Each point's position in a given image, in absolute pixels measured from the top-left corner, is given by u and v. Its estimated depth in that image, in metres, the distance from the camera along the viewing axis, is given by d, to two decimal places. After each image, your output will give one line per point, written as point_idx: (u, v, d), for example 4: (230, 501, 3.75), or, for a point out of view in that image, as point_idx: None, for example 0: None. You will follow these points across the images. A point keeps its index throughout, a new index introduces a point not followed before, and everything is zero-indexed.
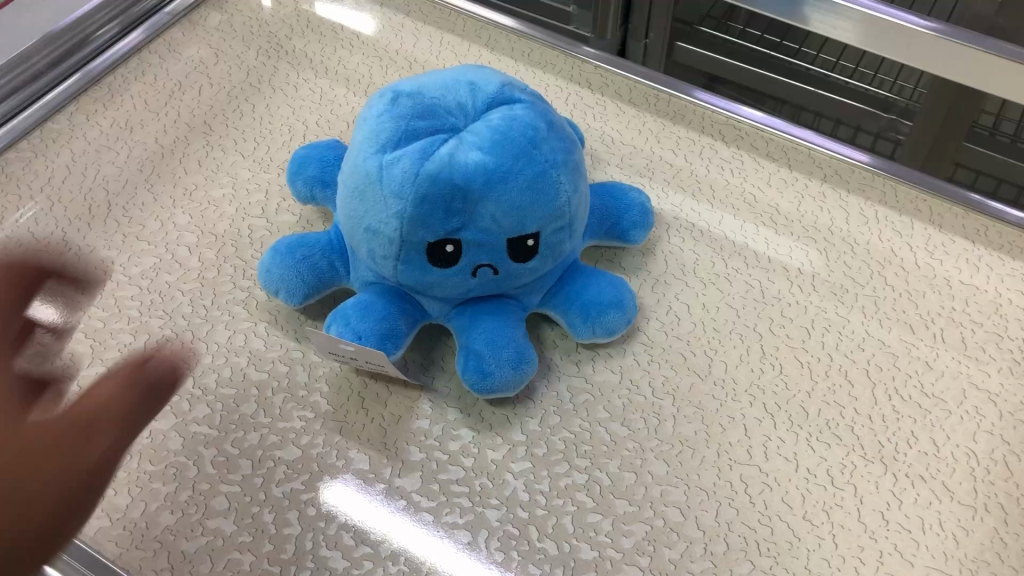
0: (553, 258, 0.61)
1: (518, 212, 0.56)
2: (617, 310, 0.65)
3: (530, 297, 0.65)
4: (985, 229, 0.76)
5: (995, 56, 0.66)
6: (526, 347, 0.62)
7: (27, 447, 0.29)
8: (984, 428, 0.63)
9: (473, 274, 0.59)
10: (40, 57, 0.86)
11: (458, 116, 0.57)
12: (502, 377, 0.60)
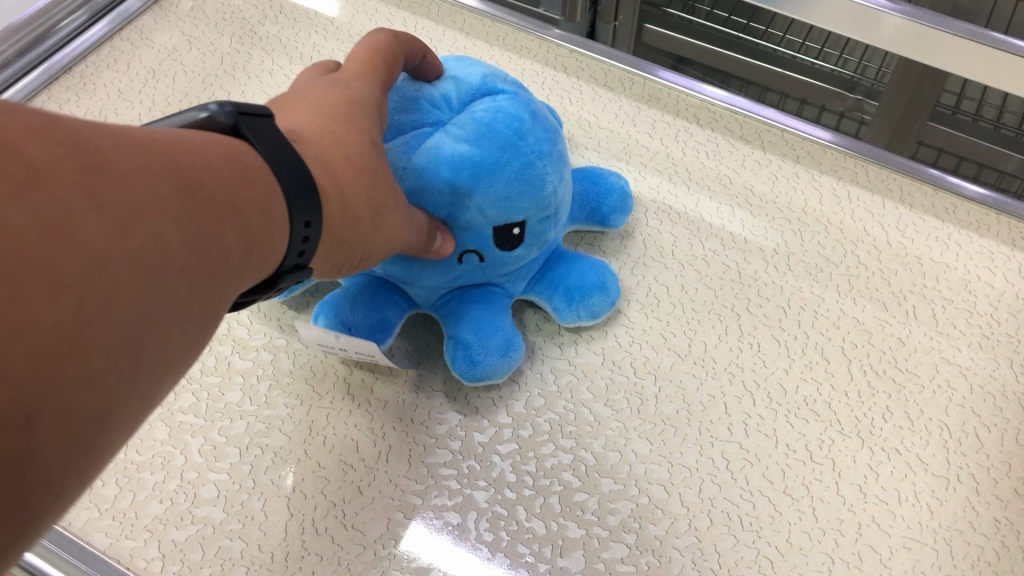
0: (538, 245, 0.62)
1: (506, 203, 0.56)
2: (601, 296, 0.66)
3: (515, 283, 0.66)
4: (954, 207, 0.78)
5: (963, 39, 0.68)
6: (513, 336, 0.63)
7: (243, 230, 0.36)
8: (956, 401, 0.65)
9: (459, 262, 0.60)
10: (6, 47, 0.87)
11: (441, 106, 0.56)
12: (491, 365, 0.61)
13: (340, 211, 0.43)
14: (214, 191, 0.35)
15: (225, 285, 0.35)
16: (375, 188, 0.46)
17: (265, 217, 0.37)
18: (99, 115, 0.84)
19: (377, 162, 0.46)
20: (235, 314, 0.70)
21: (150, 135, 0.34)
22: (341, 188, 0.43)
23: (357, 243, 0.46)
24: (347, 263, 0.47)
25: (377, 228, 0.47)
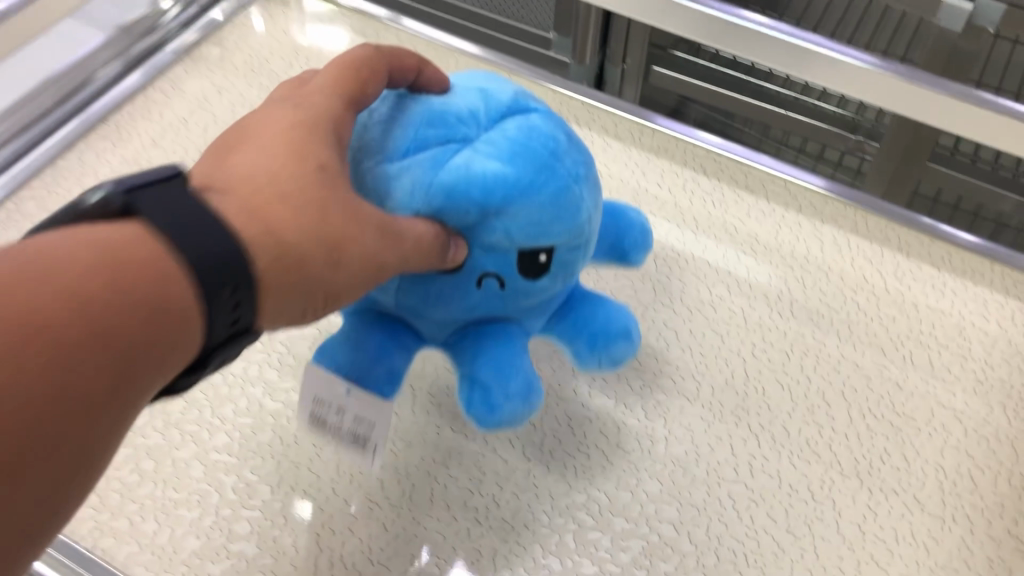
0: (564, 279, 0.58)
1: (536, 227, 0.52)
2: (622, 340, 0.64)
3: (535, 320, 0.62)
4: (949, 255, 0.81)
5: (970, 104, 0.71)
6: (532, 380, 0.58)
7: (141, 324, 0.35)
8: (951, 443, 0.69)
9: (478, 286, 0.54)
10: (47, 96, 0.92)
11: (470, 121, 0.53)
12: (508, 411, 0.57)
13: (275, 257, 0.40)
14: (87, 299, 0.33)
15: (115, 397, 0.35)
16: (328, 224, 0.42)
17: (163, 308, 0.35)
18: (135, 165, 0.89)
19: (330, 196, 0.43)
20: (266, 356, 0.74)
21: (20, 260, 0.33)
22: (275, 229, 0.40)
23: (310, 287, 0.42)
24: (306, 310, 0.43)
25: (335, 266, 0.43)
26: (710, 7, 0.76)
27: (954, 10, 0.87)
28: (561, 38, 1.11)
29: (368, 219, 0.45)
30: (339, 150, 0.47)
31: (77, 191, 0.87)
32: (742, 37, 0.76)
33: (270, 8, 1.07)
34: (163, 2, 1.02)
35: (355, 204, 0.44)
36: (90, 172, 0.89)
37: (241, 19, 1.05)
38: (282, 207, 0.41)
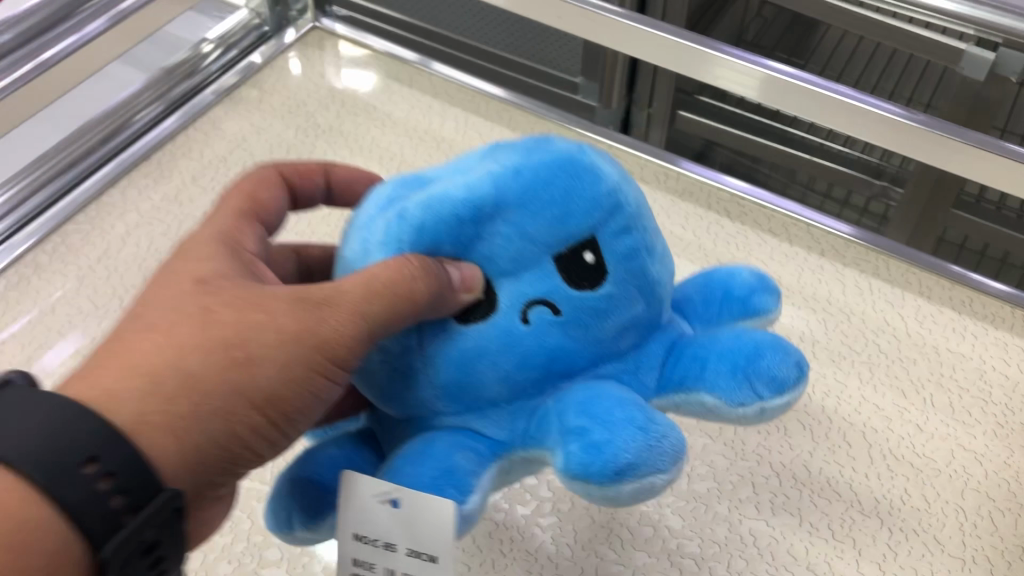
0: (641, 291, 0.45)
1: (552, 210, 0.42)
2: (767, 352, 0.43)
3: (640, 376, 0.46)
4: (970, 300, 0.82)
5: (983, 150, 0.72)
6: (639, 413, 0.40)
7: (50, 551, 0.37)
8: (971, 485, 0.69)
9: (526, 323, 0.43)
10: (93, 134, 0.96)
11: (441, 163, 0.46)
12: (620, 443, 0.39)
13: (148, 396, 0.40)
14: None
15: None
16: (218, 330, 0.41)
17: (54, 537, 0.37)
18: (175, 201, 0.92)
19: (211, 305, 0.42)
20: None
21: None
22: (141, 367, 0.40)
23: (223, 407, 0.41)
24: (241, 429, 0.42)
25: (248, 368, 0.41)
26: (731, 56, 0.79)
27: (977, 60, 0.90)
28: (588, 82, 1.14)
29: (274, 307, 0.43)
30: (237, 243, 0.49)
31: (120, 226, 0.90)
32: (763, 86, 0.78)
33: (308, 52, 1.11)
34: (205, 46, 1.06)
35: (258, 300, 0.43)
36: (132, 207, 0.92)
37: (280, 62, 1.09)
38: (157, 341, 0.41)
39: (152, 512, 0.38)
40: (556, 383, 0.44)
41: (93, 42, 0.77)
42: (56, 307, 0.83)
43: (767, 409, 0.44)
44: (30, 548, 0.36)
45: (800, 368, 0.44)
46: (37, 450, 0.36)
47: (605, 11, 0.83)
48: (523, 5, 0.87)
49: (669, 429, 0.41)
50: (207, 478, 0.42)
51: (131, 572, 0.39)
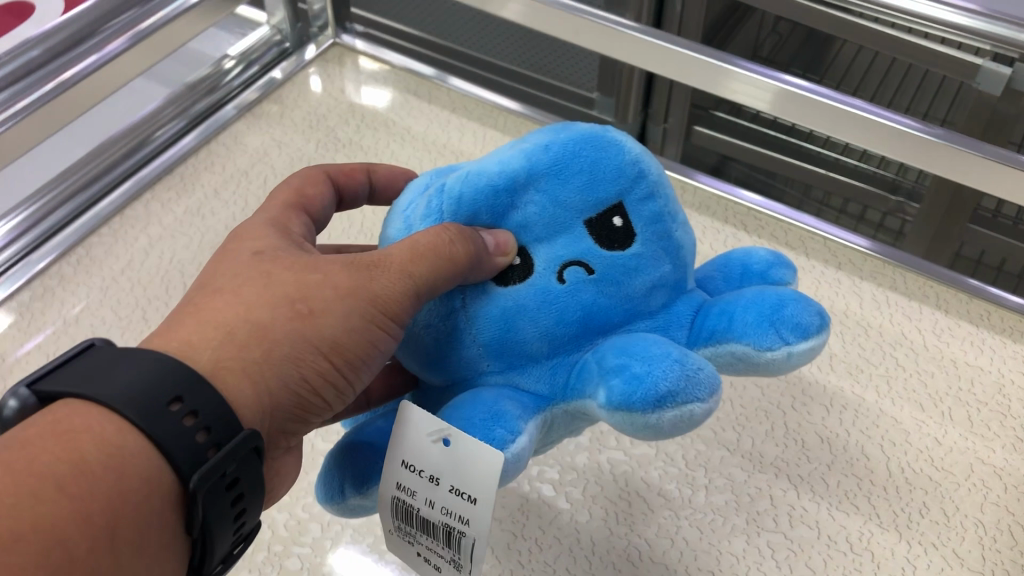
0: (668, 254, 0.47)
1: (581, 175, 0.45)
2: (790, 302, 0.43)
3: (672, 333, 0.46)
4: (988, 314, 0.82)
5: (998, 163, 0.72)
6: (674, 348, 0.41)
7: (131, 464, 0.39)
8: (990, 499, 0.69)
9: (562, 281, 0.45)
10: (117, 148, 0.97)
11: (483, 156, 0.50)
12: (659, 371, 0.40)
13: (222, 344, 0.44)
14: (86, 452, 0.39)
15: (131, 523, 0.40)
16: (281, 287, 0.46)
17: (139, 449, 0.40)
18: (197, 214, 0.94)
19: (272, 269, 0.47)
20: None
21: (48, 428, 0.40)
22: (215, 322, 0.44)
23: (290, 352, 0.45)
24: (308, 374, 0.46)
25: (309, 318, 0.45)
26: (745, 69, 0.79)
27: (993, 75, 0.89)
28: (604, 97, 1.14)
29: (330, 268, 0.47)
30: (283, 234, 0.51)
31: (142, 240, 0.91)
32: (778, 99, 0.79)
33: (328, 68, 1.12)
34: (226, 62, 1.08)
35: (314, 263, 0.47)
36: (154, 220, 0.93)
37: (301, 78, 1.11)
38: (228, 300, 0.45)
39: (233, 449, 0.41)
40: (591, 339, 0.45)
41: (114, 61, 0.78)
42: (79, 319, 0.84)
43: (797, 354, 0.42)
44: (123, 476, 0.39)
45: (825, 314, 0.43)
46: (129, 389, 0.40)
47: (620, 24, 0.84)
48: (539, 20, 0.88)
49: (704, 362, 0.41)
50: (280, 419, 0.46)
51: (215, 508, 0.42)
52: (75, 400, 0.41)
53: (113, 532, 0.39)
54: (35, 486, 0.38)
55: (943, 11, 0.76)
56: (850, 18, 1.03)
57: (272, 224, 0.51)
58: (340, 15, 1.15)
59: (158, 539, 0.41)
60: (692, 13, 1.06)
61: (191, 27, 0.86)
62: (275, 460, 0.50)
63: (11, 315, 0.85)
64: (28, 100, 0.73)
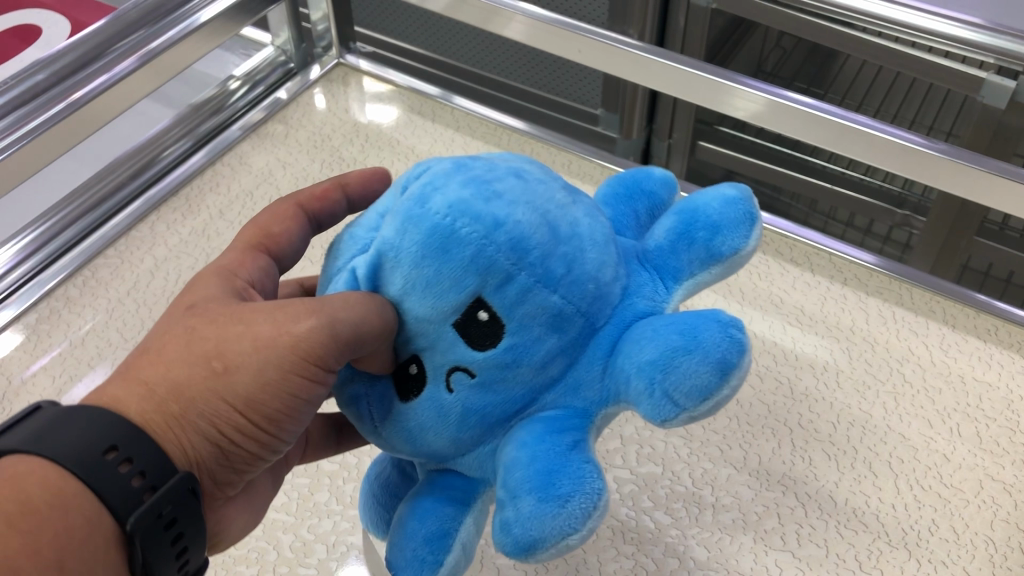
0: (554, 327, 0.39)
1: (435, 279, 0.39)
2: (678, 365, 0.37)
3: (584, 391, 0.41)
4: (995, 329, 0.82)
5: (1001, 177, 0.72)
6: (543, 481, 0.38)
7: (75, 506, 0.39)
8: (1000, 516, 0.68)
9: (451, 391, 0.41)
10: (123, 170, 0.97)
11: (377, 207, 0.44)
12: (528, 530, 0.37)
13: (144, 399, 0.42)
14: (33, 496, 0.38)
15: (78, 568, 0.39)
16: (200, 345, 0.43)
17: (85, 495, 0.39)
18: (203, 235, 0.94)
19: (196, 323, 0.44)
20: None
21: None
22: (139, 379, 0.43)
23: (206, 409, 0.43)
24: (226, 430, 0.44)
25: (225, 376, 0.43)
26: (749, 86, 0.79)
27: (996, 87, 0.90)
28: (608, 113, 1.14)
29: (255, 317, 0.44)
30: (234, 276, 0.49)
31: (148, 260, 0.92)
32: (782, 116, 0.79)
33: (332, 88, 1.13)
34: (231, 82, 1.08)
35: (240, 313, 0.44)
36: (160, 241, 0.94)
37: (305, 98, 1.12)
38: (156, 360, 0.43)
39: (171, 490, 0.41)
40: (502, 427, 0.42)
41: (121, 83, 0.79)
42: (86, 340, 0.84)
43: (698, 413, 0.38)
44: (68, 514, 0.38)
45: (723, 371, 0.36)
46: (69, 439, 0.39)
47: (621, 42, 0.84)
48: (542, 39, 0.89)
49: (580, 486, 0.37)
50: (207, 472, 0.45)
51: (155, 550, 0.41)
52: (11, 454, 0.39)
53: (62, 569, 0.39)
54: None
55: (944, 25, 0.76)
56: (852, 32, 1.04)
57: (221, 271, 0.49)
58: (344, 36, 1.16)
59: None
60: (695, 31, 1.06)
61: (196, 49, 0.87)
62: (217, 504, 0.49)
63: (18, 336, 0.85)
64: (35, 123, 0.74)
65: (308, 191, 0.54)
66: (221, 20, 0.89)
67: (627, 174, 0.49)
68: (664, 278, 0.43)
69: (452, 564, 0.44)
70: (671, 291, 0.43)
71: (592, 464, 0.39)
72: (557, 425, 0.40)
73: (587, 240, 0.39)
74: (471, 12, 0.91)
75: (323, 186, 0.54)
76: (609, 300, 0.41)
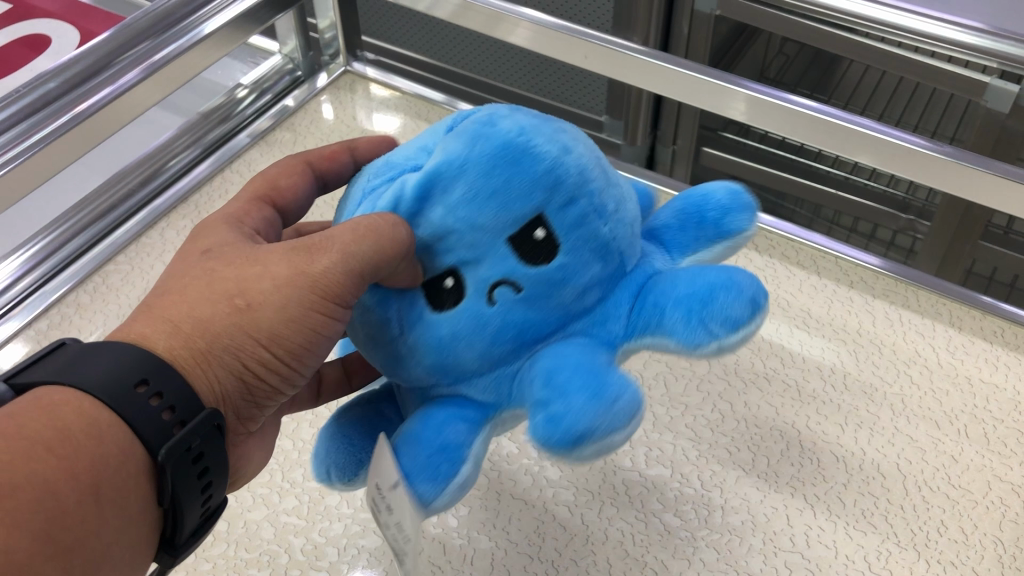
0: (598, 256, 0.44)
1: (497, 194, 0.43)
2: (721, 292, 0.43)
3: (609, 326, 0.46)
4: (1001, 331, 0.82)
5: (1008, 181, 0.72)
6: (592, 383, 0.41)
7: (107, 435, 0.41)
8: (1009, 517, 0.69)
9: (492, 303, 0.44)
10: (134, 176, 0.98)
11: (406, 150, 0.47)
12: (575, 414, 0.40)
13: (171, 335, 0.45)
14: (68, 422, 0.41)
15: (112, 491, 0.42)
16: (222, 284, 0.46)
17: (115, 425, 0.42)
18: None
19: (217, 266, 0.47)
20: None
21: (28, 400, 0.42)
22: (164, 317, 0.45)
23: (231, 343, 0.45)
24: (249, 364, 0.46)
25: (249, 311, 0.46)
26: (752, 90, 0.80)
27: (1000, 92, 0.91)
28: (613, 120, 1.16)
29: (270, 259, 0.47)
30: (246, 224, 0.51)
31: (158, 267, 0.92)
32: (788, 120, 0.79)
33: (339, 95, 1.13)
34: (239, 91, 1.09)
35: (257, 256, 0.47)
36: (169, 247, 0.94)
37: (313, 106, 1.12)
38: (179, 302, 0.46)
39: (198, 424, 0.43)
40: (529, 348, 0.45)
41: (128, 93, 0.79)
42: None
43: (727, 344, 0.44)
44: (103, 442, 0.41)
45: (756, 303, 0.43)
46: (102, 372, 0.42)
47: (630, 49, 0.85)
48: (546, 45, 0.89)
49: (626, 388, 0.42)
50: (230, 404, 0.48)
51: (182, 480, 0.44)
52: (47, 385, 0.42)
53: (97, 491, 0.41)
54: (26, 448, 0.40)
55: (949, 31, 0.76)
56: (855, 37, 1.04)
57: (229, 219, 0.51)
58: (350, 43, 1.16)
59: (135, 507, 0.43)
60: (699, 36, 1.07)
61: (203, 58, 0.87)
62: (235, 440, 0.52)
63: (27, 345, 0.86)
64: (43, 133, 0.74)
65: (318, 150, 0.57)
66: (227, 30, 0.89)
67: (612, 177, 0.57)
68: (672, 251, 0.50)
69: (463, 474, 0.45)
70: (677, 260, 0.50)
71: (628, 376, 0.43)
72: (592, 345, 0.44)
73: (626, 196, 0.46)
74: (476, 19, 0.92)
75: (333, 148, 0.56)
76: (636, 253, 0.47)
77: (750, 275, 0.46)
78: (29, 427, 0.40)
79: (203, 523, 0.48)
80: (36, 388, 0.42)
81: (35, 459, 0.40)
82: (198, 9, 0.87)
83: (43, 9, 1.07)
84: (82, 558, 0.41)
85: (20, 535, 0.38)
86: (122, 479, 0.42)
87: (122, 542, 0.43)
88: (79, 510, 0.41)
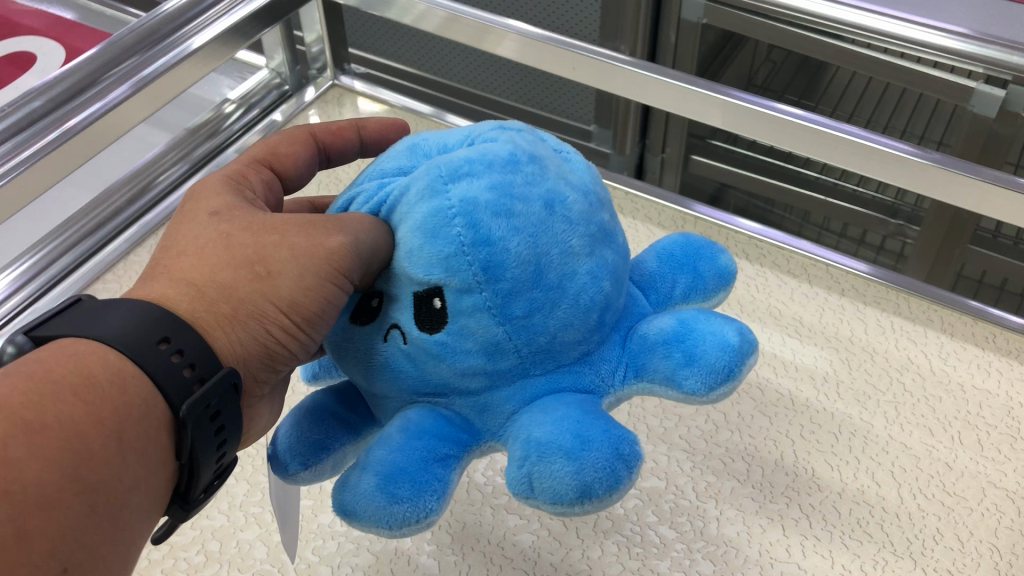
0: (488, 352, 0.43)
1: (413, 244, 0.43)
2: (555, 458, 0.40)
3: (488, 416, 0.45)
4: (992, 336, 0.83)
5: (998, 186, 0.73)
6: (389, 473, 0.41)
7: (128, 386, 0.42)
8: (1005, 523, 0.69)
9: (385, 344, 0.45)
10: (121, 194, 0.97)
11: (439, 132, 0.47)
12: (353, 477, 0.42)
13: (194, 299, 0.45)
14: (92, 369, 0.41)
15: (134, 442, 0.41)
16: (239, 250, 0.47)
17: (139, 378, 0.42)
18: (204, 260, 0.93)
19: (231, 229, 0.48)
20: None
21: (53, 348, 0.42)
22: (185, 280, 0.46)
23: (254, 310, 0.46)
24: (273, 331, 0.47)
25: (269, 279, 0.47)
26: (738, 99, 0.80)
27: (987, 96, 0.91)
28: (601, 129, 1.16)
29: (288, 229, 0.48)
30: (255, 192, 0.52)
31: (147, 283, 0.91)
32: (781, 129, 0.79)
33: (327, 109, 1.14)
34: (227, 106, 1.08)
35: (273, 224, 0.48)
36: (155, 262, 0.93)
37: (302, 120, 1.12)
38: (196, 263, 0.47)
39: (218, 381, 0.44)
40: (409, 396, 0.46)
41: (118, 108, 0.79)
42: None
43: (544, 506, 0.41)
44: (126, 392, 0.41)
45: (581, 492, 0.39)
46: (124, 326, 0.42)
47: (615, 59, 0.85)
48: (534, 57, 0.89)
49: (414, 497, 0.41)
50: (250, 370, 0.48)
51: (201, 437, 0.44)
52: (72, 337, 0.42)
53: (120, 439, 0.41)
54: (52, 390, 0.40)
55: (935, 37, 0.76)
56: (841, 44, 1.03)
57: (230, 182, 0.51)
58: (338, 58, 1.17)
59: (156, 459, 0.43)
60: (687, 43, 1.08)
61: (190, 74, 0.87)
62: (252, 408, 0.53)
63: None
64: (31, 150, 0.73)
65: (325, 125, 0.58)
66: (214, 46, 0.88)
67: (695, 244, 0.53)
68: (629, 365, 0.46)
69: (315, 471, 0.48)
70: (624, 380, 0.46)
71: (442, 484, 0.42)
72: (439, 433, 0.44)
73: (567, 299, 0.43)
74: (465, 32, 0.92)
75: (341, 124, 0.58)
76: (559, 358, 0.45)
77: (636, 455, 0.41)
78: (54, 369, 0.41)
79: (216, 483, 0.48)
80: (60, 339, 0.43)
81: (60, 401, 0.40)
82: (185, 25, 0.87)
83: (31, 27, 1.07)
84: (102, 506, 0.40)
85: (43, 471, 0.38)
86: (141, 432, 0.42)
87: (141, 494, 0.42)
88: (102, 456, 0.40)
